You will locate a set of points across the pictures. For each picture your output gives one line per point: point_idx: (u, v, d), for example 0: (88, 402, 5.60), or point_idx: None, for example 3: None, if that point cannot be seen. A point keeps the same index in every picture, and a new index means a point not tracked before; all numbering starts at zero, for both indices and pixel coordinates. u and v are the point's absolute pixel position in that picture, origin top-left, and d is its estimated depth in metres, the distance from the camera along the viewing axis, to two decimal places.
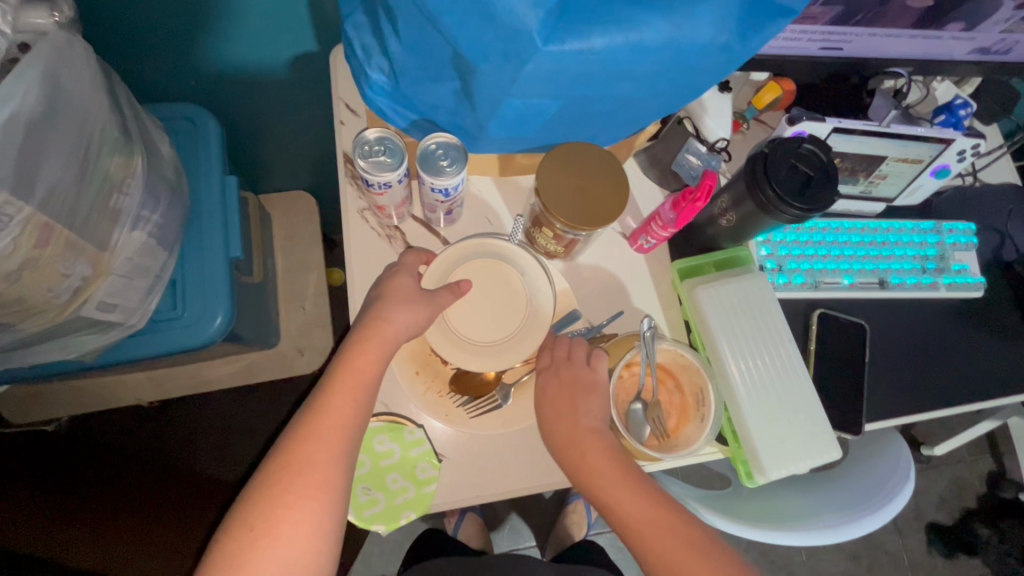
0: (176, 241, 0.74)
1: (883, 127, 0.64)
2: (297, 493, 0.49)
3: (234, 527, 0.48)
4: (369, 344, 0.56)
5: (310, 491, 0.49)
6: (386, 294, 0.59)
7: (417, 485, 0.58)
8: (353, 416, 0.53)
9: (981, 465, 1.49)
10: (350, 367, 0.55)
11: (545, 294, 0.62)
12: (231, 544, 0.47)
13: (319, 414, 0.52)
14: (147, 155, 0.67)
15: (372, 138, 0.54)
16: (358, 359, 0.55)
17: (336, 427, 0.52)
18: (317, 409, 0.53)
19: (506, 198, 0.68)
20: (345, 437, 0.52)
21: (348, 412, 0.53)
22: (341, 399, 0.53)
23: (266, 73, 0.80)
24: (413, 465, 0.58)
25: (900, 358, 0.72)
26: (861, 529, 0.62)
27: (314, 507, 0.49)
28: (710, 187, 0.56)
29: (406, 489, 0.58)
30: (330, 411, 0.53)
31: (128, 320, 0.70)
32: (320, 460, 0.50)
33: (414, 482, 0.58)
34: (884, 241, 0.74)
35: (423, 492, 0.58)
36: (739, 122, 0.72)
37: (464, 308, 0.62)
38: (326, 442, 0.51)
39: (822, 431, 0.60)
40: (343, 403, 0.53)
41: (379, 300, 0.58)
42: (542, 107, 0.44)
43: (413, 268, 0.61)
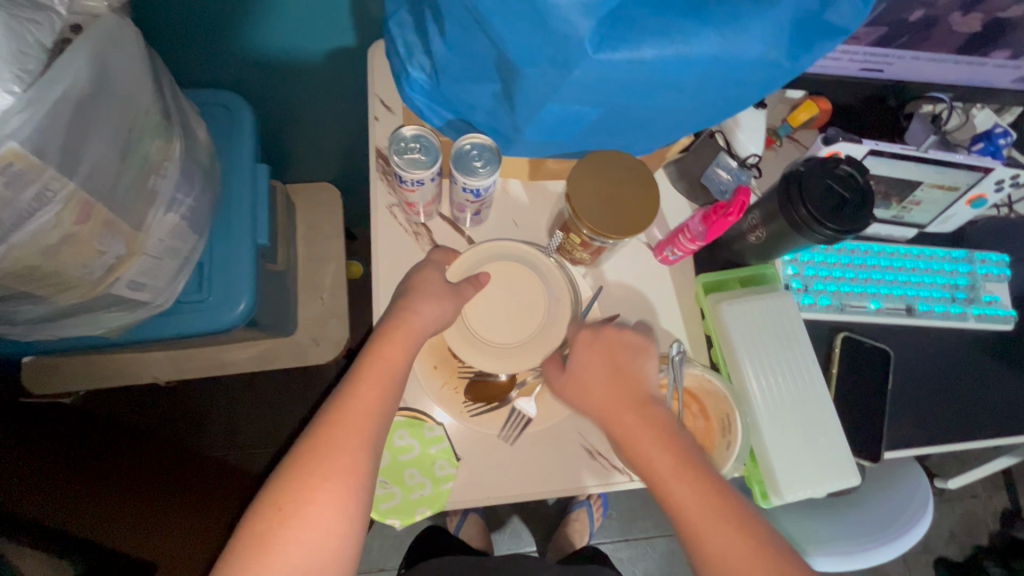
0: (206, 225, 0.75)
1: (920, 151, 0.63)
2: (326, 474, 0.49)
3: (263, 506, 0.48)
4: (394, 335, 0.56)
5: (334, 475, 0.49)
6: (412, 288, 0.59)
7: (434, 481, 0.58)
8: (380, 404, 0.53)
9: (994, 501, 1.47)
10: (376, 356, 0.55)
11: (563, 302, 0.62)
12: (259, 523, 0.47)
13: (347, 401, 0.53)
14: (184, 139, 0.68)
15: (408, 135, 0.54)
16: (384, 348, 0.56)
17: (364, 413, 0.52)
18: (344, 397, 0.53)
19: (533, 201, 0.68)
20: (372, 423, 0.53)
21: (375, 400, 0.53)
22: (367, 387, 0.54)
23: (304, 66, 0.81)
24: (431, 462, 0.59)
25: (924, 387, 0.70)
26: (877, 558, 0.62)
27: (339, 491, 0.49)
28: (743, 203, 0.56)
29: (422, 485, 0.58)
30: (358, 398, 0.53)
31: (156, 299, 0.71)
32: (347, 445, 0.51)
33: (431, 478, 0.58)
34: (914, 267, 0.73)
35: (439, 490, 0.58)
36: (772, 139, 0.71)
37: (482, 307, 0.62)
38: (353, 426, 0.51)
39: (841, 455, 0.59)
40: (371, 389, 0.54)
41: (408, 292, 0.59)
42: (581, 113, 0.44)
43: (441, 264, 0.61)
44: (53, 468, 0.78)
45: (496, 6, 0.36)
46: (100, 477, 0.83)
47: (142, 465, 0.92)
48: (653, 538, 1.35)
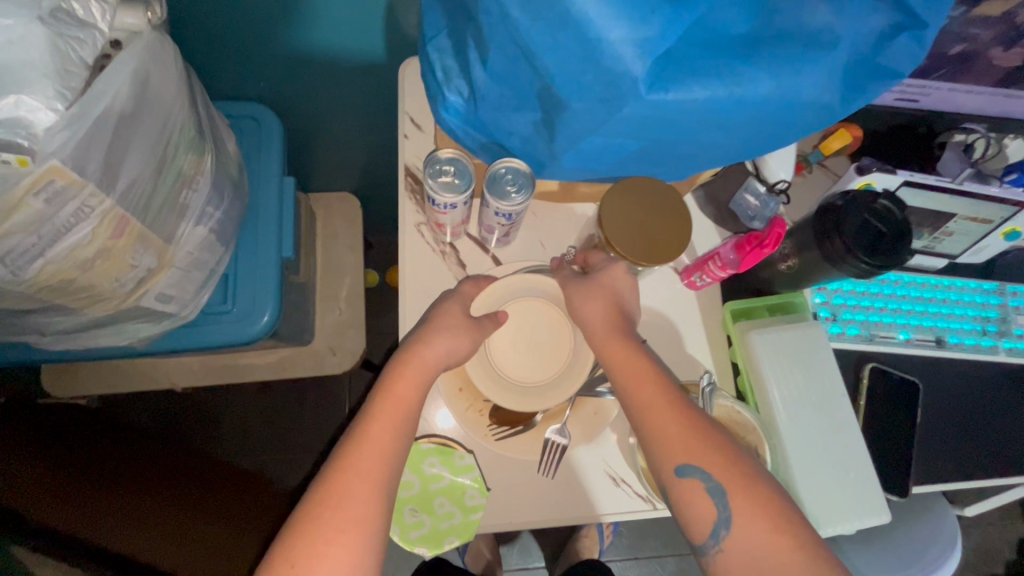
0: (233, 237, 0.75)
1: (956, 183, 0.62)
2: (339, 526, 0.49)
3: (276, 562, 0.48)
4: (406, 371, 0.56)
5: (349, 527, 0.49)
6: (439, 310, 0.59)
7: (464, 511, 0.58)
8: (392, 446, 0.53)
9: (1013, 530, 1.46)
10: (387, 395, 0.55)
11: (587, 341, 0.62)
12: None
13: (359, 444, 0.53)
14: (216, 153, 0.68)
15: (443, 157, 0.54)
16: (396, 385, 0.55)
17: (376, 457, 0.52)
18: (356, 436, 0.53)
19: (561, 223, 0.68)
20: (384, 465, 0.52)
21: (387, 440, 0.53)
22: (379, 427, 0.53)
23: (333, 80, 0.82)
24: (462, 492, 0.58)
25: (953, 420, 0.69)
26: None
27: (354, 542, 0.49)
28: (778, 234, 0.55)
29: (452, 515, 0.58)
30: (370, 441, 0.53)
31: (182, 311, 0.71)
32: (360, 494, 0.50)
33: (461, 508, 0.58)
34: (945, 299, 0.72)
35: (470, 520, 0.58)
36: (801, 165, 0.71)
37: (506, 342, 0.62)
38: (364, 474, 0.51)
39: (872, 491, 0.58)
40: (383, 431, 0.53)
41: (421, 329, 0.58)
42: (623, 146, 0.44)
43: (466, 297, 0.61)
44: (77, 476, 0.79)
45: (549, 42, 0.36)
46: (124, 486, 0.83)
47: (162, 474, 0.92)
48: (663, 557, 1.34)
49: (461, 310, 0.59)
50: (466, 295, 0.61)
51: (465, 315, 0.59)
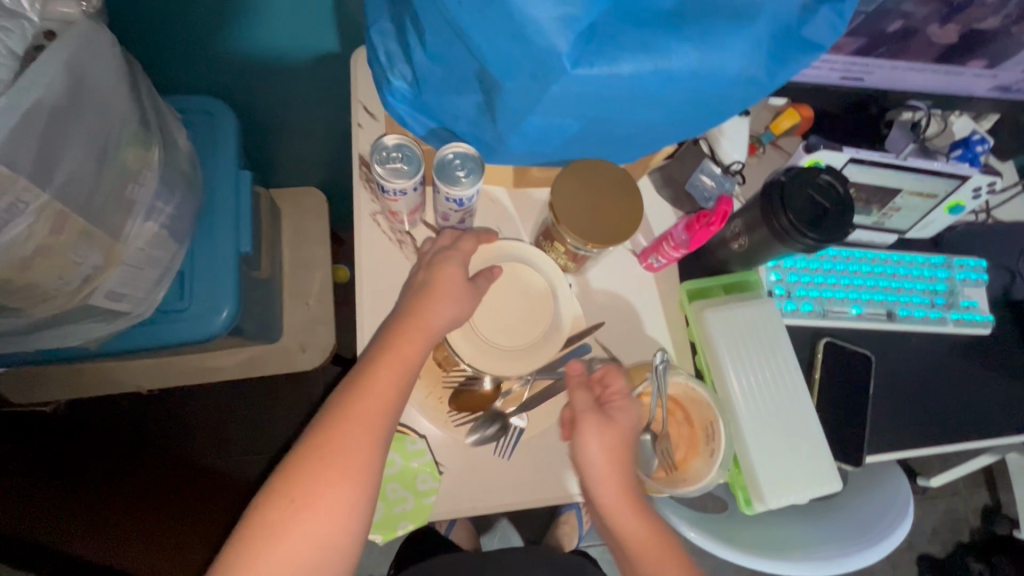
0: (187, 233, 0.74)
1: (900, 160, 0.64)
2: (339, 468, 0.50)
3: (275, 496, 0.49)
4: (411, 330, 0.56)
5: (347, 472, 0.50)
6: (437, 274, 0.58)
7: (416, 496, 0.58)
8: (395, 400, 0.54)
9: (976, 498, 1.54)
10: (393, 350, 0.55)
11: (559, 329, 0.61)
12: (273, 514, 0.48)
13: (362, 392, 0.53)
14: (164, 147, 0.67)
15: (390, 144, 0.54)
16: (404, 343, 0.55)
17: (376, 411, 0.53)
18: (357, 389, 0.53)
19: (519, 208, 0.68)
20: (382, 420, 0.53)
21: (390, 398, 0.54)
22: (384, 382, 0.54)
23: (288, 72, 0.81)
24: (414, 477, 0.58)
25: (905, 392, 0.71)
26: (889, 539, 0.63)
27: (349, 487, 0.50)
28: (726, 212, 0.56)
29: (403, 499, 0.58)
30: (373, 392, 0.53)
31: (135, 310, 0.69)
32: (359, 442, 0.51)
33: (413, 492, 0.58)
34: (894, 273, 0.74)
35: (422, 504, 0.58)
36: (755, 146, 0.72)
37: (492, 301, 0.61)
38: (366, 423, 0.52)
39: (822, 461, 0.59)
40: (388, 383, 0.54)
41: (423, 290, 0.58)
42: (563, 126, 0.44)
43: (467, 255, 0.60)
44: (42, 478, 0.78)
45: (476, 21, 0.36)
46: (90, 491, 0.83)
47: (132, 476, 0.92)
48: None
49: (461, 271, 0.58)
50: (465, 252, 0.60)
51: (465, 277, 0.58)
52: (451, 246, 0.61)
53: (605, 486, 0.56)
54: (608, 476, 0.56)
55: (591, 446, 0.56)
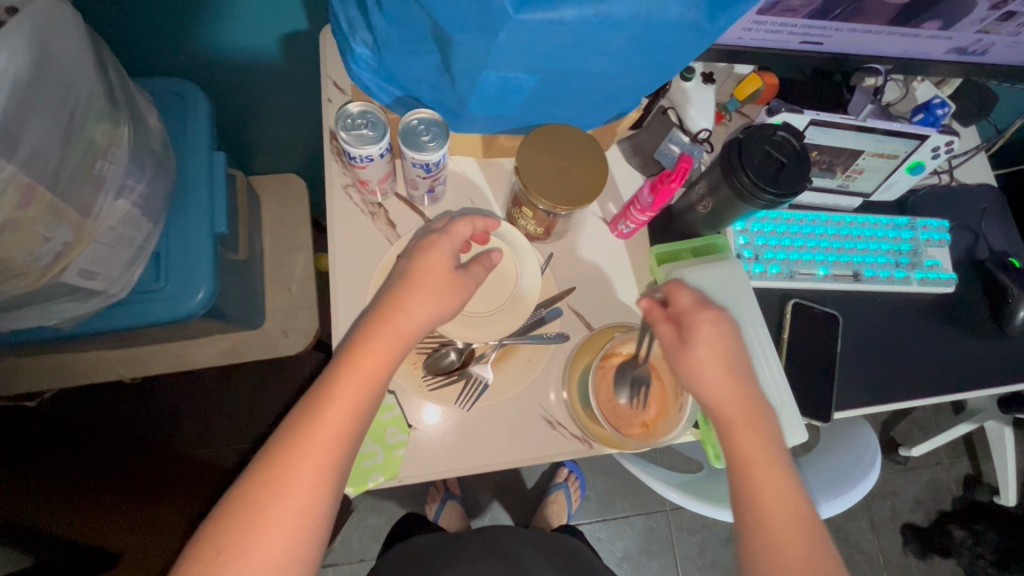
0: (161, 213, 0.74)
1: (860, 120, 0.66)
2: (278, 513, 0.48)
3: (203, 549, 0.47)
4: (381, 342, 0.53)
5: (288, 516, 0.48)
6: (423, 261, 0.55)
7: (386, 448, 0.59)
8: (348, 431, 0.51)
9: (958, 468, 1.57)
10: (354, 365, 0.52)
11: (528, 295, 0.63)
12: (196, 565, 0.46)
13: (310, 427, 0.50)
14: (134, 126, 0.67)
15: (354, 111, 0.55)
16: (365, 358, 0.53)
17: (329, 441, 0.50)
18: (310, 416, 0.51)
19: (489, 179, 0.69)
20: (336, 452, 0.50)
21: (343, 424, 0.51)
22: (339, 405, 0.51)
23: (259, 53, 0.81)
24: (385, 426, 0.60)
25: (872, 350, 0.73)
26: (872, 474, 0.67)
27: (291, 531, 0.48)
28: (685, 169, 0.58)
29: (373, 452, 0.58)
30: (324, 424, 0.50)
31: (110, 289, 0.70)
32: (304, 481, 0.49)
33: (382, 446, 0.59)
34: (859, 235, 0.75)
35: (393, 457, 0.58)
36: (721, 114, 0.76)
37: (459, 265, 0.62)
38: (313, 458, 0.49)
39: (790, 413, 0.61)
40: (341, 413, 0.51)
41: (402, 281, 0.55)
42: (518, 81, 0.46)
43: (456, 239, 0.57)
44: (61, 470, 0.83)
45: None
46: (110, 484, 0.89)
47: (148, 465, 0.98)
48: (630, 518, 1.37)
49: (449, 256, 0.56)
50: (457, 235, 0.57)
51: (454, 264, 0.56)
52: (441, 230, 0.58)
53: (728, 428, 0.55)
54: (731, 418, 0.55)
55: (706, 389, 0.56)
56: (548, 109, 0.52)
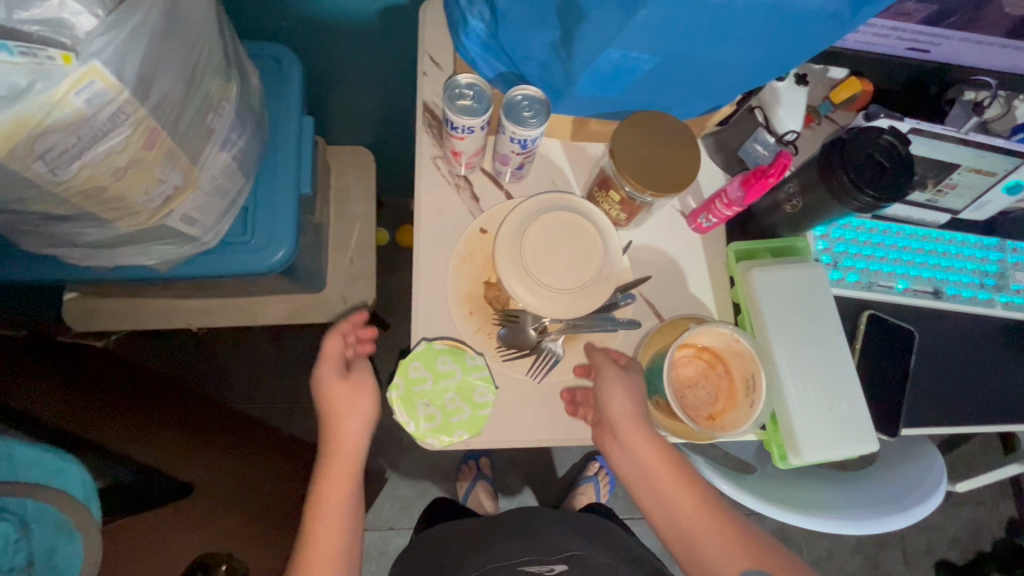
0: (253, 169, 0.78)
1: (961, 133, 0.64)
2: None
3: None
4: (333, 473, 0.65)
5: None
6: (324, 394, 0.66)
7: (473, 407, 0.60)
8: (338, 550, 0.63)
9: (1002, 509, 1.54)
10: (320, 501, 0.64)
11: (607, 281, 0.60)
12: None
13: (308, 545, 0.63)
14: (241, 84, 0.71)
15: (462, 82, 0.56)
16: (325, 487, 0.65)
17: (327, 562, 0.62)
18: (304, 546, 0.63)
19: (573, 162, 0.70)
20: (336, 560, 0.63)
21: (332, 543, 0.63)
22: (323, 528, 0.64)
23: (354, 25, 0.83)
24: (473, 385, 0.60)
25: (947, 370, 0.71)
26: (941, 490, 0.67)
27: None
28: (784, 165, 0.57)
29: (460, 409, 0.60)
30: (318, 544, 0.63)
31: (203, 237, 0.74)
32: None
33: (470, 404, 0.60)
34: (944, 252, 0.74)
35: (480, 415, 0.60)
36: (811, 117, 0.73)
37: (542, 234, 0.60)
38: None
39: (861, 419, 0.60)
40: (330, 532, 0.63)
41: (325, 418, 0.66)
42: (637, 61, 0.48)
43: (335, 356, 0.67)
44: (125, 406, 0.84)
45: None
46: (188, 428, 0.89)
47: (215, 426, 0.98)
48: None
49: (337, 371, 0.67)
50: (334, 347, 0.68)
51: (340, 376, 0.66)
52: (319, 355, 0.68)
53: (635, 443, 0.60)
54: (654, 466, 0.60)
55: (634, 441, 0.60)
56: (653, 89, 0.53)
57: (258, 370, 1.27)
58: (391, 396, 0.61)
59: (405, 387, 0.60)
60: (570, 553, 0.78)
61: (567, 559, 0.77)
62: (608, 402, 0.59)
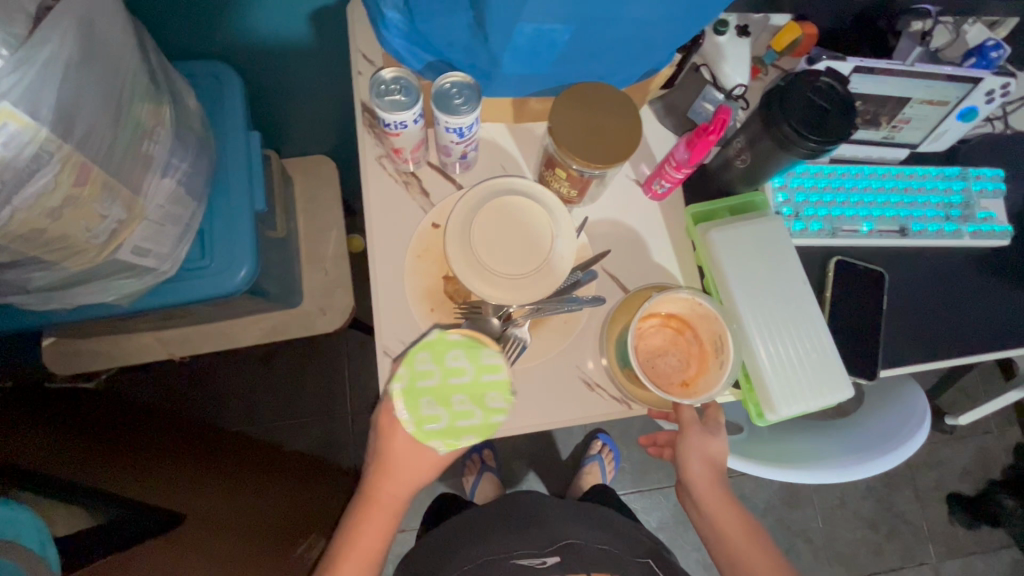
0: (203, 192, 0.77)
1: (907, 65, 0.63)
2: None
3: None
4: (367, 525, 0.65)
5: None
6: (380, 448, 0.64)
7: (486, 411, 0.58)
8: None
9: (1008, 437, 1.54)
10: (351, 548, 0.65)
11: (561, 262, 0.59)
12: None
13: None
14: (175, 106, 0.69)
15: (388, 77, 0.55)
16: (358, 540, 0.65)
17: None
18: None
19: (520, 144, 0.69)
20: None
21: None
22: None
23: (289, 32, 0.82)
24: (482, 387, 0.58)
25: (920, 306, 0.71)
26: (926, 429, 0.66)
27: None
28: (722, 121, 0.56)
29: (468, 411, 0.58)
30: None
31: (161, 266, 0.73)
32: None
33: (482, 407, 0.58)
34: (906, 188, 0.73)
35: (489, 419, 0.58)
36: (757, 68, 0.73)
37: (490, 221, 0.59)
38: None
39: (833, 367, 0.59)
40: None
41: (373, 474, 0.65)
42: (553, 33, 0.47)
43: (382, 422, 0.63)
44: (111, 444, 0.85)
45: None
46: (192, 456, 0.92)
47: (209, 454, 0.97)
48: (666, 488, 1.38)
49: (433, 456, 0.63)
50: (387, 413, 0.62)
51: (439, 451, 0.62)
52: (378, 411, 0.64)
53: (706, 505, 0.66)
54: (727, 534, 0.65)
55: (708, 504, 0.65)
56: (580, 57, 0.52)
57: (251, 391, 1.27)
58: (393, 387, 0.58)
59: (409, 379, 0.58)
60: (567, 541, 0.78)
61: (561, 550, 0.78)
62: (683, 464, 0.65)
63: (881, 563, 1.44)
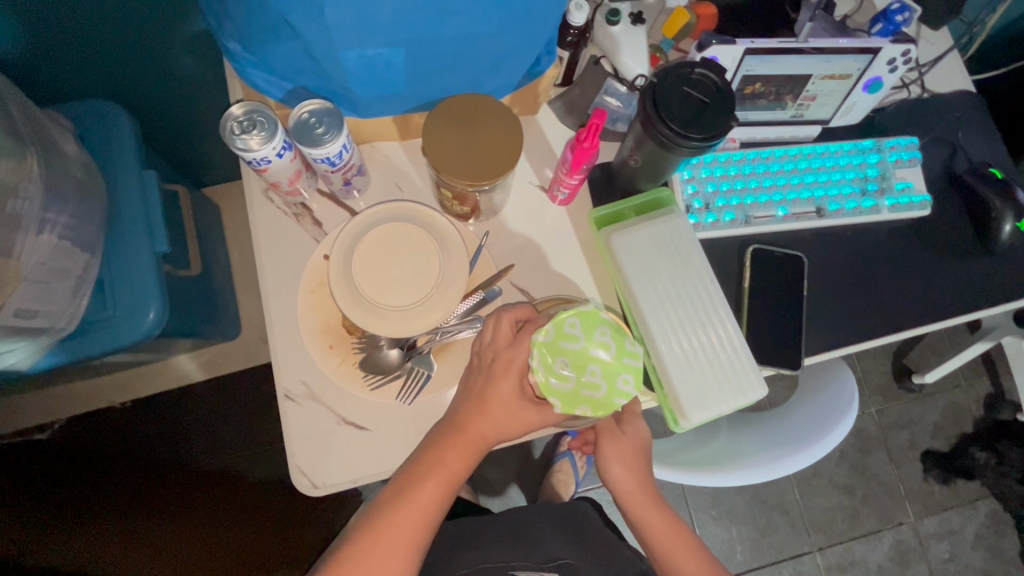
0: (96, 240, 0.73)
1: (798, 42, 0.60)
2: None
3: None
4: None
5: None
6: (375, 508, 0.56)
7: (611, 387, 0.51)
8: None
9: (978, 389, 1.54)
10: None
11: (453, 287, 0.57)
12: None
13: None
14: (45, 156, 0.66)
15: (239, 113, 0.52)
16: None
17: None
18: None
19: (414, 160, 0.66)
20: None
21: None
22: None
23: (170, 59, 0.77)
24: (637, 372, 0.52)
25: (843, 287, 0.69)
26: (854, 414, 0.64)
27: None
28: (597, 127, 0.53)
29: (597, 386, 0.51)
30: None
31: (55, 325, 0.69)
32: None
33: (610, 384, 0.51)
34: (820, 165, 0.70)
35: (612, 403, 0.51)
36: (656, 55, 0.69)
37: (374, 250, 0.57)
38: None
39: (743, 363, 0.58)
40: None
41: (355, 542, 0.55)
42: (385, 57, 0.49)
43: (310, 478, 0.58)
44: None
45: None
46: None
47: None
48: None
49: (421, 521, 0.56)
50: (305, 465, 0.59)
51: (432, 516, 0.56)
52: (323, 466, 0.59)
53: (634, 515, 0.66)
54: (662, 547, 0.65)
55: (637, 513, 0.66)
56: (426, 63, 0.51)
57: None
58: (534, 337, 0.52)
59: (553, 336, 0.52)
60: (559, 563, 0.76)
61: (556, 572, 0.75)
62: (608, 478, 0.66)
63: (858, 527, 1.45)
